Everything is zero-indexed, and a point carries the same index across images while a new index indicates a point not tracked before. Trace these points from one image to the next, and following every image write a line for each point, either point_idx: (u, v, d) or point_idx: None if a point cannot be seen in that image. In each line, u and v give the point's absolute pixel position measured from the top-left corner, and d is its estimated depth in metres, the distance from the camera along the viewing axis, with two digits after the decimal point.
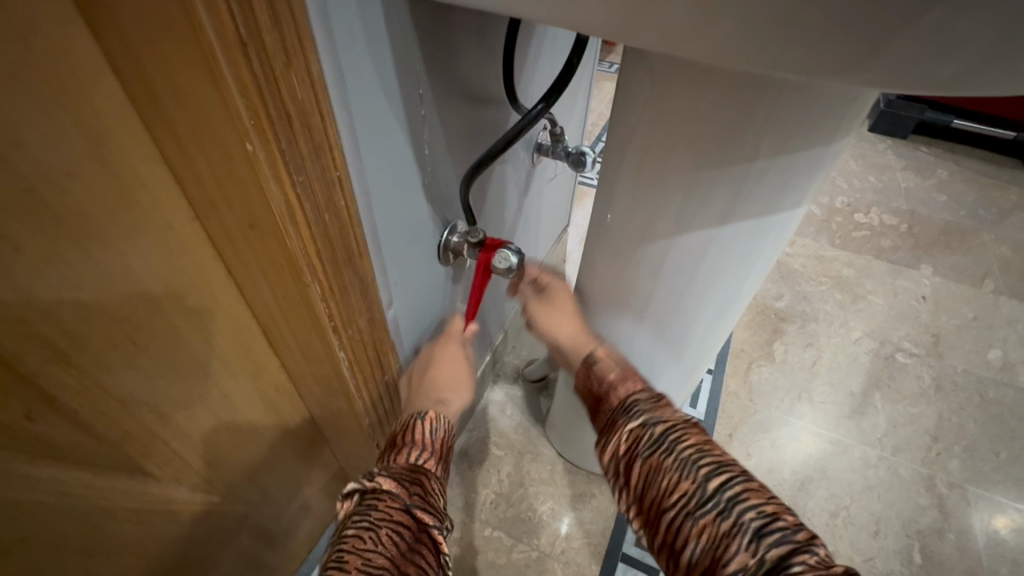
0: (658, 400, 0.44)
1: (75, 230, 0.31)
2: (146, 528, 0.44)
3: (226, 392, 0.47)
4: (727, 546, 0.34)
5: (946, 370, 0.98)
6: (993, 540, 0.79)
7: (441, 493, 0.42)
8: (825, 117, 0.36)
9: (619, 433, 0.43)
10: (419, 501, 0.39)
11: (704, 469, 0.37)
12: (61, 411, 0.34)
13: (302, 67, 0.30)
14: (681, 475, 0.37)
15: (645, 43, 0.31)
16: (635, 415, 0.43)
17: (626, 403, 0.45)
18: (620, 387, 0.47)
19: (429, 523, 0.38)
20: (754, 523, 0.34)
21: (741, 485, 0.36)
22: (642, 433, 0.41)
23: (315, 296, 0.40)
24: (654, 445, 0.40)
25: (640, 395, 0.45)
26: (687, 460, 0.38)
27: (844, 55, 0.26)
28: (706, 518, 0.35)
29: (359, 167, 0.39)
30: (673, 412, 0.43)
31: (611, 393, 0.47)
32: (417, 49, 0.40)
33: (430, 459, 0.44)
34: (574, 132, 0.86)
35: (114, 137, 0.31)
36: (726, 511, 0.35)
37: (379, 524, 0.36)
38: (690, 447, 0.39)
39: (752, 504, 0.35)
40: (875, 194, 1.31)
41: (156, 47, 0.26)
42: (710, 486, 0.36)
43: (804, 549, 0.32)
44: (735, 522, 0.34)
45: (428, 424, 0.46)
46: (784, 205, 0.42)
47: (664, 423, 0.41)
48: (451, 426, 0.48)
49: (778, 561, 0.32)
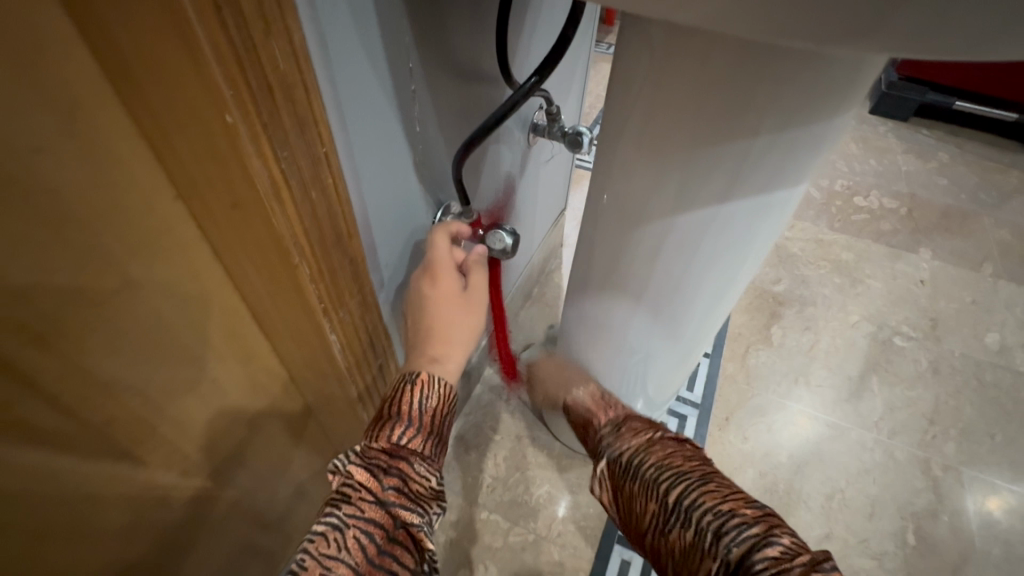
0: (621, 428, 0.46)
1: (47, 209, 0.29)
2: (137, 514, 0.44)
3: (215, 377, 0.46)
4: (692, 556, 0.35)
5: (943, 354, 0.98)
6: (986, 521, 0.80)
7: (429, 475, 0.40)
8: (828, 91, 0.35)
9: (597, 466, 0.45)
10: (396, 492, 0.37)
11: (663, 484, 0.38)
12: (41, 396, 0.33)
13: (282, 34, 0.28)
14: (644, 497, 0.39)
15: (642, 8, 0.29)
16: (603, 451, 0.45)
17: (599, 438, 0.47)
18: (596, 423, 0.49)
19: (407, 519, 0.37)
20: (713, 525, 0.34)
21: (700, 489, 0.37)
22: (612, 463, 0.44)
23: (304, 278, 0.39)
24: (621, 472, 0.42)
25: (608, 428, 0.47)
26: (647, 480, 0.40)
27: (853, 19, 0.25)
28: (674, 533, 0.36)
29: (346, 143, 0.38)
30: (638, 433, 0.44)
31: (590, 429, 0.50)
32: (406, 20, 0.39)
33: (416, 438, 0.41)
34: (571, 113, 0.84)
35: (87, 111, 0.29)
36: (687, 522, 0.36)
37: (348, 524, 0.35)
38: (649, 466, 0.40)
39: (707, 507, 0.35)
40: (876, 177, 1.30)
41: (125, 12, 0.25)
42: (668, 501, 0.37)
43: (763, 542, 0.32)
44: (695, 531, 0.35)
45: (416, 392, 0.42)
46: (779, 186, 0.41)
47: (625, 449, 0.43)
48: (447, 395, 0.44)
49: (741, 558, 0.32)
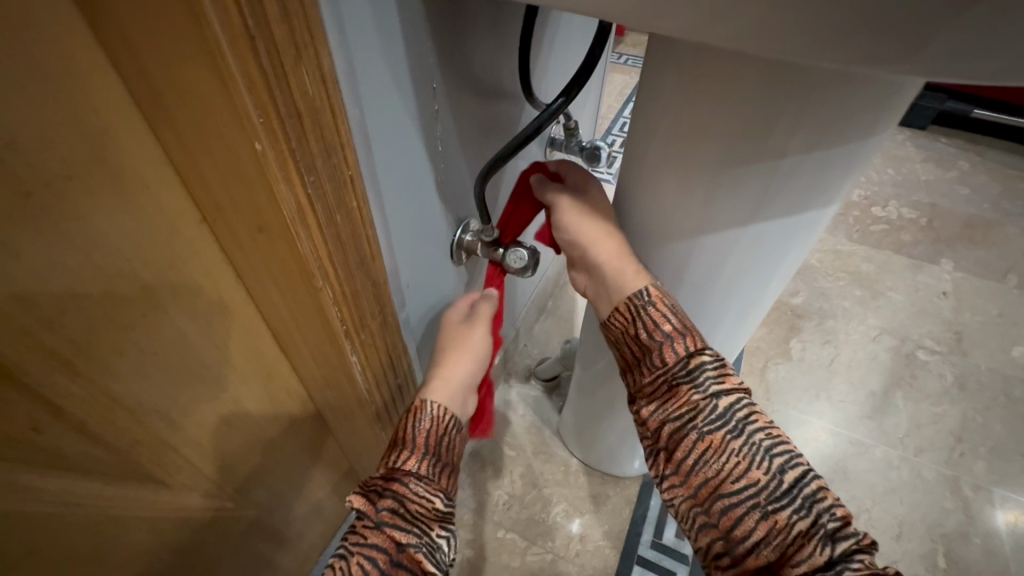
0: (723, 367, 0.41)
1: (77, 235, 0.29)
2: (158, 537, 0.44)
3: (237, 398, 0.46)
4: (801, 545, 0.34)
5: (969, 368, 0.95)
6: (1021, 544, 0.77)
7: (431, 495, 0.40)
8: (865, 110, 0.34)
9: (680, 401, 0.41)
10: (391, 513, 0.37)
11: (779, 460, 0.37)
12: (67, 422, 0.33)
13: (312, 62, 0.28)
14: (751, 462, 0.37)
15: (674, 31, 0.29)
16: (700, 386, 0.40)
17: (689, 366, 0.41)
18: (679, 341, 0.42)
19: (407, 540, 0.37)
20: (830, 525, 0.35)
21: (814, 481, 0.37)
22: (708, 405, 0.39)
23: (327, 300, 0.39)
24: (719, 423, 0.39)
25: (704, 358, 0.41)
26: (758, 448, 0.38)
27: (896, 42, 0.24)
28: (781, 513, 0.36)
29: (370, 166, 0.38)
30: (740, 386, 0.41)
31: (666, 344, 0.42)
32: (430, 42, 0.39)
33: (411, 458, 0.40)
34: (586, 126, 0.84)
35: (118, 139, 0.29)
36: (801, 509, 0.35)
37: (352, 552, 0.36)
38: (761, 433, 0.38)
39: (828, 505, 0.36)
40: (895, 187, 1.28)
41: (159, 43, 0.25)
42: (786, 480, 0.36)
43: (864, 552, 0.34)
44: (813, 523, 0.35)
45: (412, 417, 0.43)
46: (811, 205, 0.40)
47: (731, 400, 0.40)
48: (440, 418, 0.43)
49: (845, 560, 0.34)
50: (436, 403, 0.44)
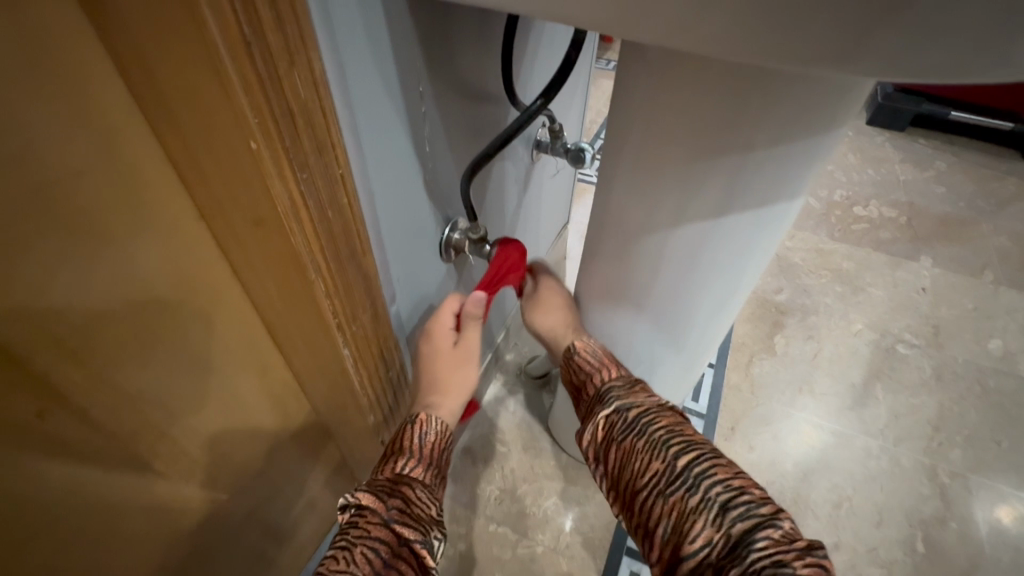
0: (632, 385, 0.47)
1: (84, 230, 0.31)
2: (155, 525, 0.45)
3: (233, 390, 0.47)
4: (694, 521, 0.37)
5: (946, 361, 0.98)
6: (995, 528, 0.79)
7: (427, 502, 0.44)
8: (822, 109, 0.37)
9: (594, 420, 0.47)
10: (398, 513, 0.41)
11: (675, 449, 0.40)
12: (71, 408, 0.34)
13: (304, 65, 0.30)
14: (652, 455, 0.41)
15: (644, 36, 0.31)
16: (608, 403, 0.46)
17: (601, 391, 0.48)
18: (595, 375, 0.50)
19: (410, 537, 0.40)
20: (721, 497, 0.37)
21: (709, 461, 0.39)
22: (617, 417, 0.45)
23: (320, 293, 0.41)
24: (627, 429, 0.43)
25: (613, 382, 0.48)
26: (658, 442, 0.41)
27: (837, 49, 0.27)
28: (676, 495, 0.38)
29: (360, 165, 0.40)
30: (647, 396, 0.46)
31: (588, 379, 0.51)
32: (417, 48, 0.41)
33: (418, 468, 0.46)
34: (572, 129, 0.87)
35: (120, 137, 0.31)
36: (694, 487, 0.38)
37: (355, 543, 0.38)
38: (661, 428, 0.42)
39: (719, 479, 0.37)
40: (874, 186, 1.32)
41: (161, 48, 0.27)
42: (680, 465, 0.39)
43: (767, 523, 0.35)
44: (702, 497, 0.37)
45: (417, 429, 0.49)
46: (777, 198, 0.42)
47: (636, 408, 0.44)
48: (443, 434, 0.50)
49: (742, 534, 0.35)
50: (440, 420, 0.51)
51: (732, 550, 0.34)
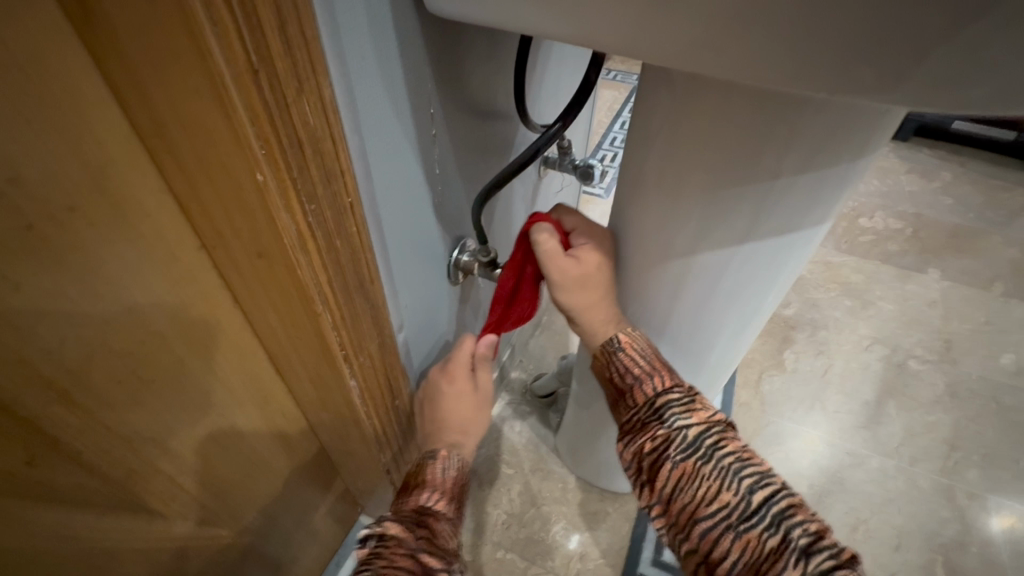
0: (690, 400, 0.43)
1: (78, 266, 0.29)
2: (150, 566, 0.43)
3: (234, 423, 0.45)
4: (775, 562, 0.35)
5: (960, 376, 0.97)
6: (1017, 551, 0.77)
7: (450, 534, 0.44)
8: (855, 135, 0.35)
9: (649, 434, 0.43)
10: (425, 543, 0.41)
11: (749, 482, 0.38)
12: (63, 453, 0.32)
13: (314, 91, 0.29)
14: (721, 485, 0.39)
15: (669, 59, 0.29)
16: (667, 420, 0.42)
17: (656, 403, 0.43)
18: (647, 382, 0.44)
19: (434, 565, 0.40)
20: (802, 540, 0.35)
21: (786, 498, 0.38)
22: (677, 436, 0.41)
23: (327, 325, 0.39)
24: (690, 451, 0.40)
25: (671, 395, 0.43)
26: (728, 471, 0.39)
27: (877, 75, 0.25)
28: (753, 532, 0.37)
29: (369, 191, 0.38)
30: (707, 414, 0.42)
31: (636, 384, 0.45)
32: (427, 68, 0.39)
33: (442, 501, 0.45)
34: (579, 144, 0.85)
35: (117, 167, 0.29)
36: (773, 526, 0.36)
37: (381, 572, 0.37)
38: (730, 456, 0.40)
39: (799, 521, 0.36)
40: (880, 198, 1.31)
41: (163, 77, 0.25)
42: (756, 500, 0.38)
43: (846, 567, 0.34)
44: (784, 539, 0.36)
45: (438, 465, 0.47)
46: (804, 223, 0.41)
47: (699, 429, 0.41)
48: (465, 468, 0.49)
49: None
50: (460, 457, 0.49)
51: None
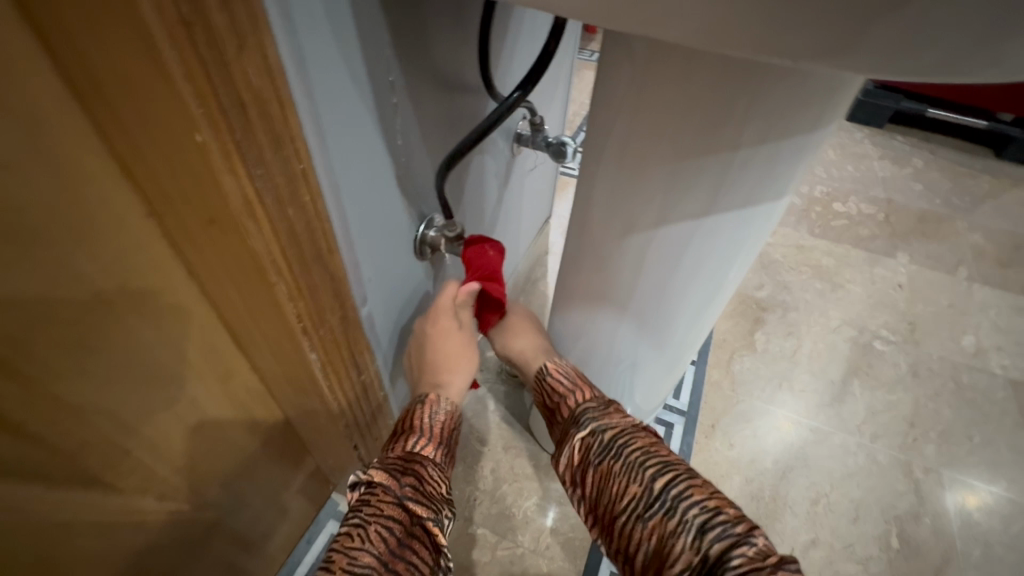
0: (607, 406, 0.45)
1: (11, 229, 0.28)
2: (108, 541, 0.42)
3: (193, 397, 0.45)
4: (674, 545, 0.35)
5: (922, 357, 1.00)
6: (967, 522, 0.81)
7: (439, 480, 0.43)
8: (807, 108, 0.35)
9: (570, 442, 0.44)
10: (412, 490, 0.40)
11: (649, 471, 0.39)
12: (4, 425, 0.31)
13: (257, 50, 0.27)
14: (629, 479, 0.39)
15: (628, 27, 0.29)
16: (582, 424, 0.44)
17: (576, 413, 0.46)
18: (570, 397, 0.48)
19: (423, 515, 0.39)
20: (698, 519, 0.35)
21: (687, 481, 0.38)
22: (592, 441, 0.43)
23: (282, 296, 0.38)
24: (603, 453, 0.42)
25: (590, 403, 0.46)
26: (634, 464, 0.39)
27: (830, 43, 0.25)
28: (654, 519, 0.37)
29: (325, 159, 0.37)
30: (623, 417, 0.44)
31: (562, 401, 0.49)
32: (386, 33, 0.38)
33: (428, 446, 0.45)
34: (554, 122, 0.85)
35: (50, 125, 0.28)
36: (672, 510, 0.36)
37: (369, 520, 0.37)
38: (636, 450, 0.40)
39: (695, 500, 0.36)
40: (854, 183, 1.33)
41: (90, 29, 0.24)
42: (654, 488, 0.38)
43: (742, 541, 0.34)
44: (680, 521, 0.36)
45: (426, 409, 0.48)
46: (762, 197, 0.41)
47: (611, 430, 0.42)
48: (452, 413, 0.50)
49: (719, 554, 0.33)
50: (448, 402, 0.50)
51: (709, 573, 0.33)
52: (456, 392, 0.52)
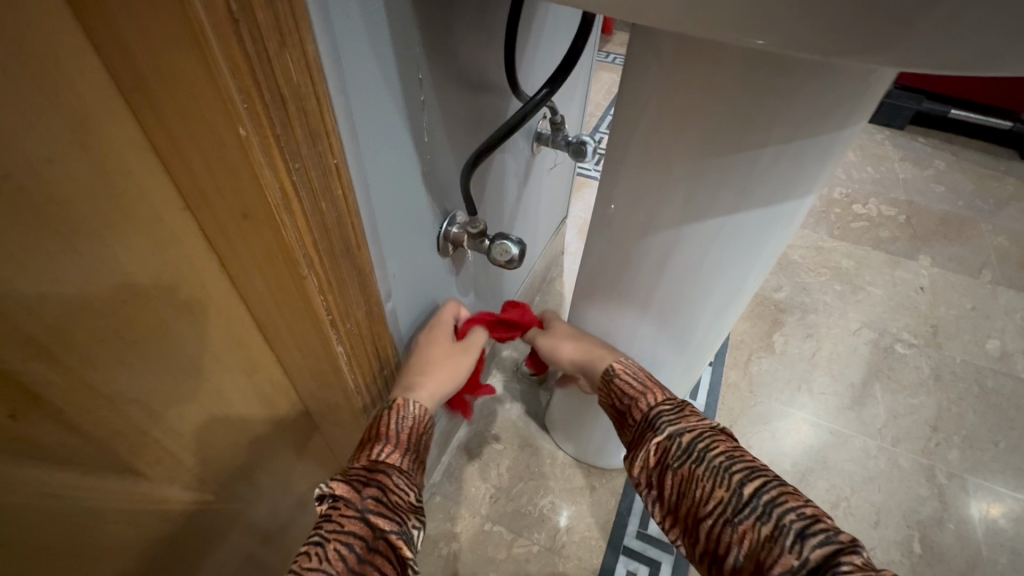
0: (682, 410, 0.45)
1: (58, 220, 0.29)
2: (138, 529, 0.43)
3: (222, 389, 0.46)
4: (770, 550, 0.34)
5: (945, 360, 0.98)
6: (992, 530, 0.79)
7: (406, 488, 0.41)
8: (838, 104, 0.35)
9: (646, 447, 0.44)
10: (374, 502, 0.38)
11: (738, 475, 0.38)
12: (45, 410, 0.32)
13: (297, 47, 0.28)
14: (715, 483, 0.38)
15: (659, 23, 0.29)
16: (659, 428, 0.43)
17: (650, 416, 0.45)
18: (641, 399, 0.47)
19: (386, 528, 0.37)
20: (796, 524, 0.34)
21: (777, 488, 0.37)
22: (671, 443, 0.42)
23: (312, 289, 0.39)
24: (684, 456, 0.41)
25: (664, 407, 0.45)
26: (719, 468, 0.38)
27: (866, 38, 0.25)
28: (746, 524, 0.36)
29: (356, 155, 0.38)
30: (700, 420, 0.43)
31: (632, 403, 0.48)
32: (416, 32, 0.39)
33: (395, 453, 0.43)
34: (573, 123, 0.85)
35: (97, 120, 0.29)
36: (766, 515, 0.35)
37: (328, 538, 0.35)
38: (721, 455, 0.39)
39: (791, 507, 0.35)
40: (874, 184, 1.31)
41: (140, 27, 0.25)
42: (746, 492, 0.36)
43: (848, 549, 0.32)
44: (775, 526, 0.34)
45: (393, 415, 0.46)
46: (789, 196, 0.41)
47: (690, 433, 0.42)
48: (422, 417, 0.48)
49: (823, 558, 0.32)
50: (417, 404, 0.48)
51: None
52: (428, 398, 0.50)
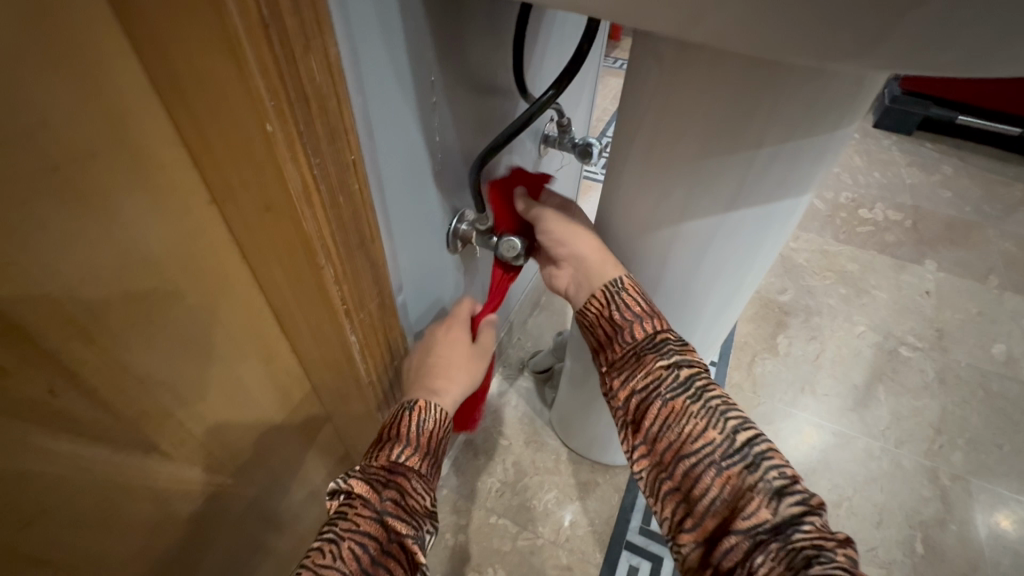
0: (685, 343, 0.44)
1: (96, 209, 0.31)
2: (161, 508, 0.45)
3: (240, 376, 0.48)
4: (750, 499, 0.36)
5: (949, 364, 0.98)
6: (995, 532, 0.79)
7: (423, 493, 0.43)
8: (830, 105, 0.37)
9: (642, 369, 0.43)
10: (392, 505, 0.40)
11: (734, 422, 0.39)
12: (80, 388, 0.34)
13: (320, 50, 0.30)
14: (708, 423, 0.39)
15: (658, 28, 0.31)
16: (664, 354, 0.43)
17: (654, 339, 0.44)
18: (642, 318, 0.45)
19: (402, 531, 0.39)
20: (776, 481, 0.36)
21: (765, 442, 0.38)
22: (669, 374, 0.42)
23: (328, 280, 0.41)
24: (679, 389, 0.41)
25: (668, 335, 0.44)
26: (714, 411, 0.40)
27: (854, 42, 0.27)
28: (732, 469, 0.37)
29: (371, 153, 0.40)
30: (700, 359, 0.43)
31: (630, 321, 0.45)
32: (430, 37, 0.41)
33: (414, 456, 0.44)
34: (580, 125, 0.87)
35: (133, 117, 0.31)
36: (753, 465, 0.37)
37: (343, 536, 0.37)
38: (717, 399, 0.40)
39: (776, 463, 0.37)
40: (880, 189, 1.31)
41: (177, 30, 0.27)
42: (739, 440, 0.38)
43: (816, 510, 0.35)
44: (760, 478, 0.36)
45: (415, 416, 0.45)
46: (785, 194, 0.43)
47: (691, 367, 0.42)
48: (443, 421, 0.47)
49: (795, 515, 0.35)
50: (439, 407, 0.47)
51: (780, 531, 0.34)
52: (450, 402, 0.49)
